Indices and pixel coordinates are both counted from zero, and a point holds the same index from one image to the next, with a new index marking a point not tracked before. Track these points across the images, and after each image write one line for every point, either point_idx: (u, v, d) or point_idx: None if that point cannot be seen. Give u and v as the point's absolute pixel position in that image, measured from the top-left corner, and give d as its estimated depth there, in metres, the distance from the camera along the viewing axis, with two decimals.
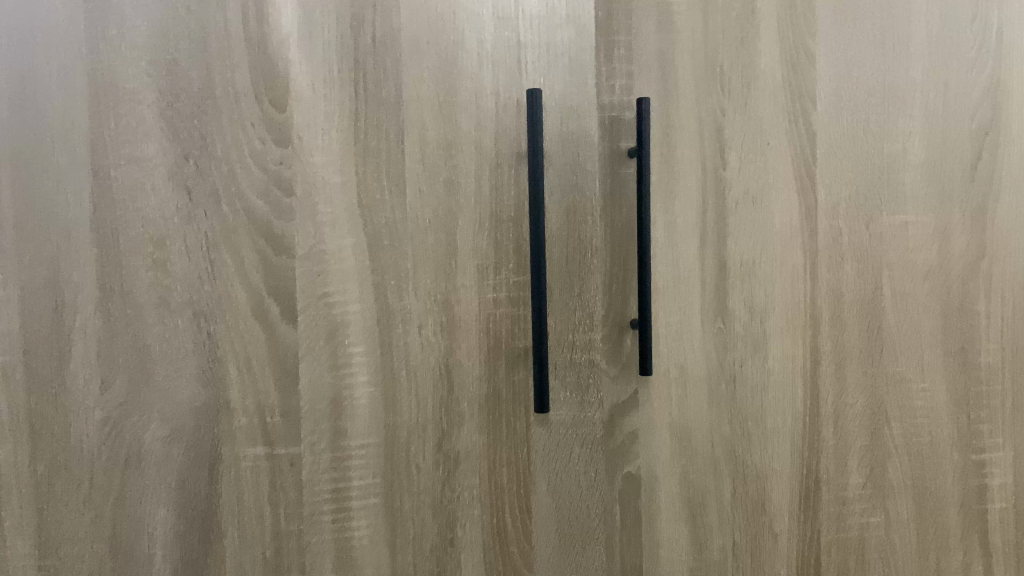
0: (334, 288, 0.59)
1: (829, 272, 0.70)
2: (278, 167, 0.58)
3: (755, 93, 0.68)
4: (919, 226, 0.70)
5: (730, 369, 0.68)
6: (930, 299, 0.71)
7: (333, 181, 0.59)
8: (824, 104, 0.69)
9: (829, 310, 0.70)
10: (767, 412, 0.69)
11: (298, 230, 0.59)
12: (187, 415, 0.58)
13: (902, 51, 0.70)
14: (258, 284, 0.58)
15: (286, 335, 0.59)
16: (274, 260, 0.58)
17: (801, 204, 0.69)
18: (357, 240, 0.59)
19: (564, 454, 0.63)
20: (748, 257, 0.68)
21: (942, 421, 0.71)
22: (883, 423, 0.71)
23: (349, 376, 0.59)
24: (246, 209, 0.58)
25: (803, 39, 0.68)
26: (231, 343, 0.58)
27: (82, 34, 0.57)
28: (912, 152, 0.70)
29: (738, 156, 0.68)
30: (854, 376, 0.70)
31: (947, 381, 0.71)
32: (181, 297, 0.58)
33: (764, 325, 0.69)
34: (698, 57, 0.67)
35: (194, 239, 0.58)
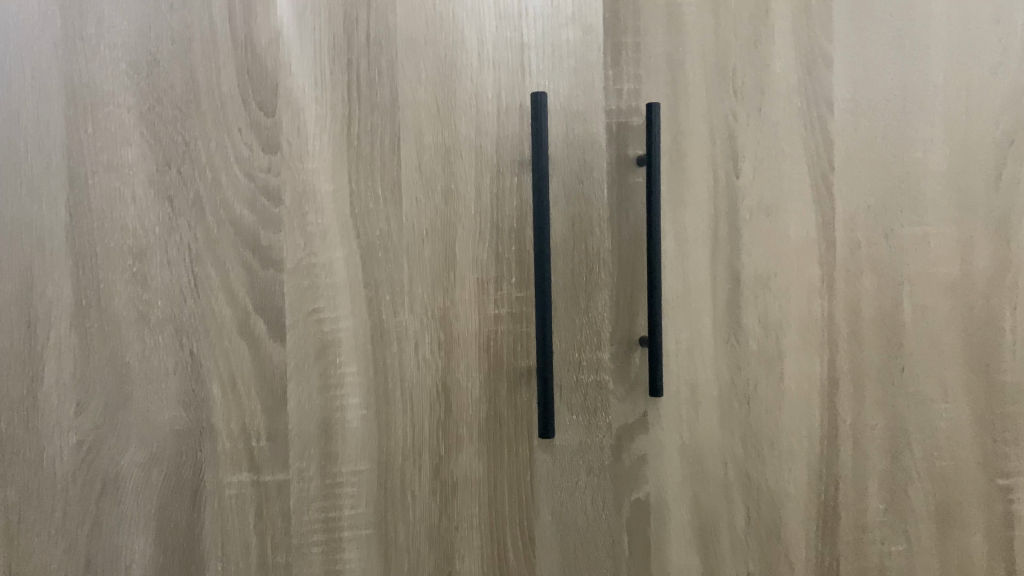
0: (325, 304, 0.56)
1: (847, 286, 0.66)
2: (266, 175, 0.55)
3: (769, 98, 0.64)
4: (941, 238, 0.67)
5: (744, 388, 0.64)
6: (953, 315, 0.67)
7: (325, 189, 0.56)
8: (841, 110, 0.65)
9: (847, 326, 0.66)
10: (782, 434, 0.65)
11: (287, 241, 0.55)
12: (167, 439, 0.55)
13: (922, 54, 0.66)
14: (244, 299, 0.55)
15: (273, 353, 0.55)
16: (261, 274, 0.55)
17: (817, 215, 0.66)
18: (349, 252, 0.56)
19: (569, 480, 0.60)
20: (762, 270, 0.65)
21: (965, 443, 0.68)
22: (904, 445, 0.67)
23: (341, 397, 0.56)
24: (231, 219, 0.55)
25: (819, 41, 0.65)
26: (215, 361, 0.55)
27: (58, 33, 0.53)
28: (933, 160, 0.67)
29: (751, 164, 0.64)
30: (874, 395, 0.67)
31: (971, 401, 0.68)
32: (162, 313, 0.54)
33: (779, 342, 0.65)
34: (709, 60, 0.63)
35: (176, 252, 0.54)
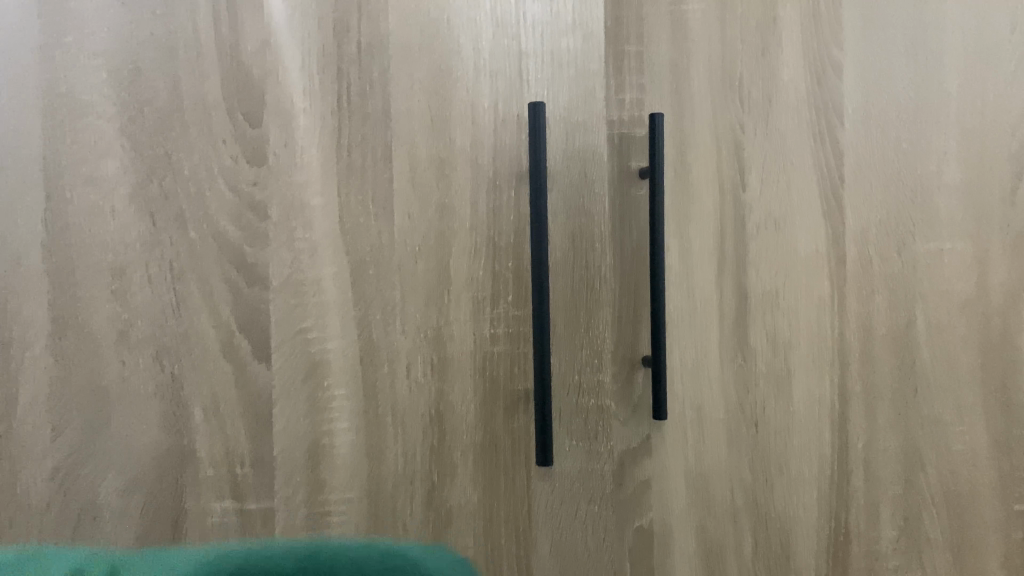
0: (313, 323, 0.53)
1: (858, 303, 0.64)
2: (253, 188, 0.53)
3: (777, 108, 0.62)
4: (955, 253, 0.64)
5: (752, 410, 0.62)
6: (968, 333, 0.65)
7: (314, 203, 0.53)
8: (852, 121, 0.63)
9: (859, 345, 0.64)
10: (791, 457, 0.63)
11: (274, 258, 0.53)
12: (148, 464, 0.52)
13: (935, 63, 0.64)
14: (230, 318, 0.52)
15: (258, 375, 0.53)
16: (247, 292, 0.53)
17: (827, 229, 0.63)
18: (339, 268, 0.53)
19: (569, 510, 0.57)
20: (770, 286, 0.62)
21: (982, 466, 0.65)
22: (917, 469, 0.65)
23: (329, 422, 0.53)
24: (215, 235, 0.52)
25: (829, 50, 0.63)
26: (198, 384, 0.52)
27: (37, 40, 0.51)
28: (947, 172, 0.64)
29: (759, 176, 0.62)
30: (886, 417, 0.64)
31: (987, 422, 0.65)
32: (143, 332, 0.52)
33: (788, 362, 0.63)
34: (715, 69, 0.61)
35: (158, 269, 0.52)
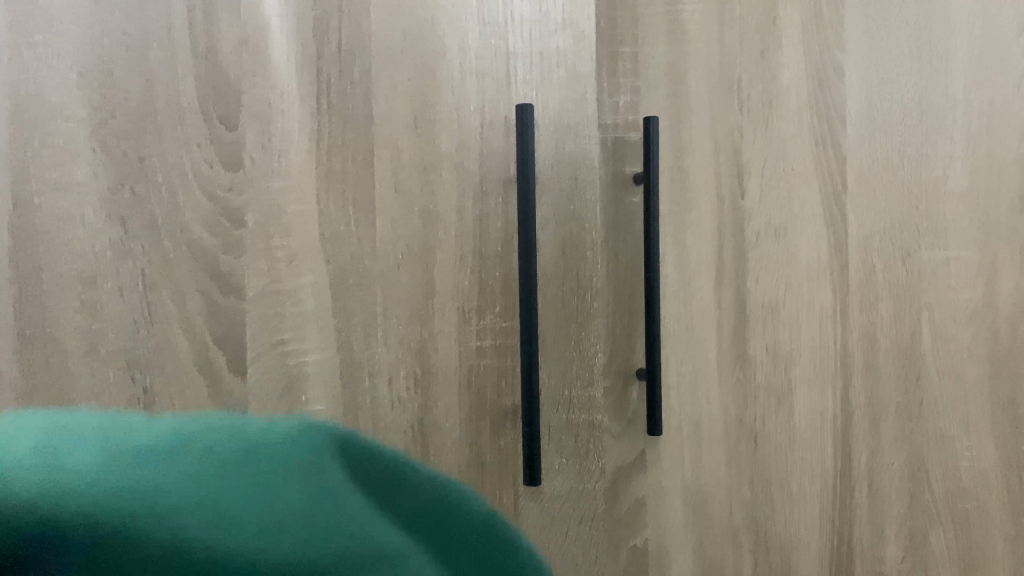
0: (292, 335, 0.51)
1: (862, 314, 0.61)
2: (229, 194, 0.50)
3: (777, 112, 0.60)
4: (962, 262, 0.62)
5: (751, 425, 0.60)
6: (976, 345, 0.62)
7: (293, 209, 0.51)
8: (855, 125, 0.61)
9: (862, 357, 0.61)
10: (793, 474, 0.60)
11: (251, 267, 0.51)
12: None
13: (941, 65, 0.62)
14: (204, 329, 0.50)
15: (234, 389, 0.50)
16: (223, 302, 0.50)
17: (829, 237, 0.61)
18: (319, 278, 0.51)
19: (560, 531, 0.55)
20: (770, 296, 0.60)
21: (990, 483, 0.63)
22: (923, 486, 0.62)
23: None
24: (189, 243, 0.50)
25: (830, 51, 0.60)
26: (171, 399, 0.50)
27: (4, 41, 0.49)
28: (953, 179, 0.62)
29: (758, 182, 0.60)
30: (890, 432, 0.62)
31: (996, 437, 0.63)
32: (113, 345, 0.50)
33: (789, 375, 0.60)
34: (712, 71, 0.59)
35: (129, 279, 0.50)
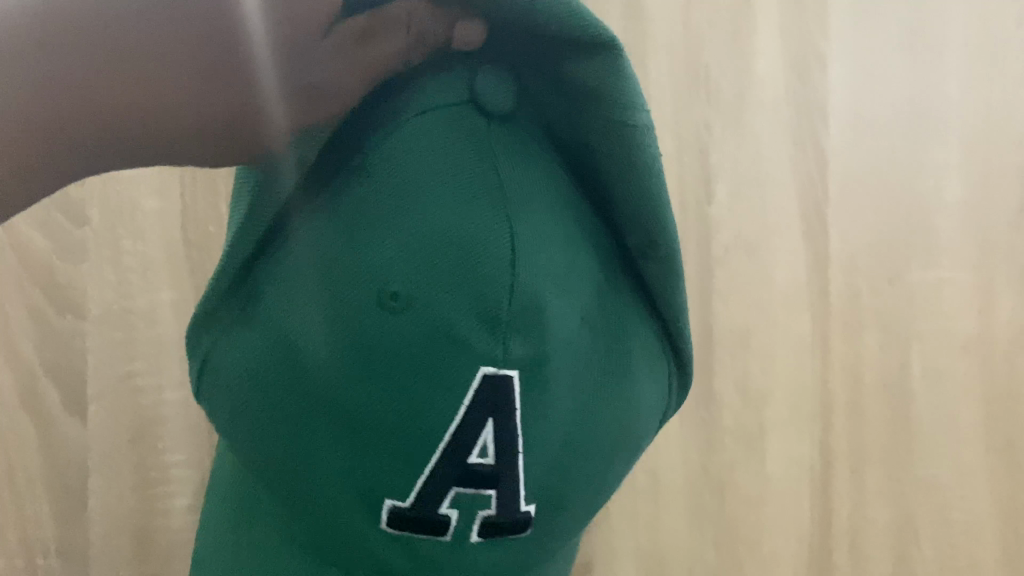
0: (145, 367, 0.45)
1: (845, 344, 0.53)
2: (72, 190, 0.44)
3: (751, 106, 0.52)
4: (955, 286, 0.54)
5: (717, 476, 0.52)
6: (970, 379, 0.54)
7: (152, 218, 0.45)
8: (841, 127, 0.53)
9: (845, 396, 0.53)
10: (764, 533, 0.53)
11: (93, 278, 0.45)
12: (43, 492, 0.45)
13: (935, 61, 0.53)
14: (68, 365, 0.45)
15: (168, 396, 0.46)
16: (58, 325, 0.45)
17: (809, 253, 0.53)
18: (178, 295, 0.45)
19: None
20: (740, 321, 0.52)
21: (985, 539, 0.55)
22: (911, 543, 0.54)
23: (165, 491, 0.46)
24: (131, 231, 0.45)
25: (813, 38, 0.52)
26: (102, 408, 0.45)
27: None
28: (947, 190, 0.54)
29: (728, 190, 0.52)
30: (874, 480, 0.54)
31: (990, 484, 0.55)
32: (35, 343, 0.45)
33: (761, 417, 0.53)
34: (677, 56, 0.51)
35: (65, 257, 0.45)
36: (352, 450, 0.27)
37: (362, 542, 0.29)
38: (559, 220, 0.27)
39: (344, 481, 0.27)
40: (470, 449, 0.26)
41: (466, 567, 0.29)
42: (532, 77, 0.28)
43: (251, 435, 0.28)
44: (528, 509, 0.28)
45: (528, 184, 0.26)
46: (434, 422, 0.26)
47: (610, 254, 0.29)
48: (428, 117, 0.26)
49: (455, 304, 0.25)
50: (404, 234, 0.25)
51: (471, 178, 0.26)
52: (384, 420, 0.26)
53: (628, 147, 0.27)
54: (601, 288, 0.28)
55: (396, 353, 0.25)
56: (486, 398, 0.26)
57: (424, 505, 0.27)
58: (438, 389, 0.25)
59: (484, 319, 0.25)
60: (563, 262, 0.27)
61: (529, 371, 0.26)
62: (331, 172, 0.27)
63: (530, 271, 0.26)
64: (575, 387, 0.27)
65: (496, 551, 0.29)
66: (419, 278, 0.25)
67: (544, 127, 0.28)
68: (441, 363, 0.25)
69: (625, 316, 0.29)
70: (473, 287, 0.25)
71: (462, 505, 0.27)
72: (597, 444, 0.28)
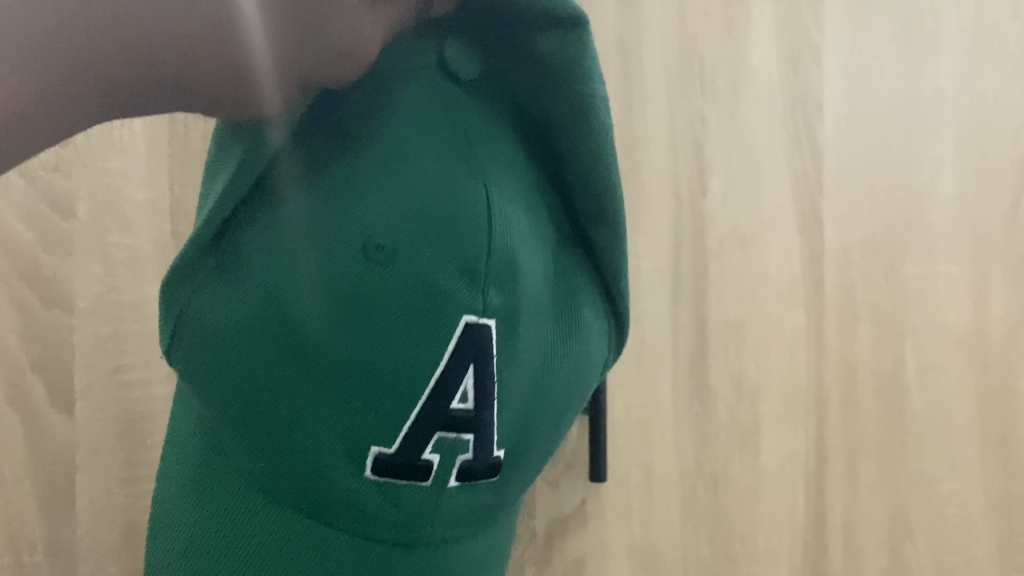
0: (133, 362, 0.45)
1: (839, 338, 0.53)
2: (60, 182, 0.44)
3: (745, 98, 0.51)
4: (949, 280, 0.54)
5: (711, 470, 0.52)
6: (964, 374, 0.54)
7: (140, 211, 0.45)
8: (835, 119, 0.52)
9: (839, 390, 0.53)
10: (758, 528, 0.53)
11: (81, 271, 0.44)
12: (30, 487, 0.44)
13: (929, 53, 0.53)
14: (55, 360, 0.44)
15: (156, 391, 0.45)
16: (45, 319, 0.44)
17: (803, 247, 0.52)
18: None
19: None
20: (734, 316, 0.52)
21: (979, 534, 0.55)
22: (906, 538, 0.54)
23: (153, 489, 0.46)
24: (120, 224, 0.44)
25: (807, 30, 0.52)
26: (91, 402, 0.45)
27: None
28: (941, 184, 0.53)
29: (722, 183, 0.51)
30: (868, 475, 0.54)
31: (985, 479, 0.55)
32: (21, 336, 0.44)
33: (755, 412, 0.53)
34: (671, 48, 0.51)
35: (53, 249, 0.44)
36: (339, 404, 0.27)
37: (335, 507, 0.29)
38: (517, 180, 0.30)
39: (328, 440, 0.27)
40: (453, 396, 0.28)
41: (440, 517, 0.30)
42: (498, 51, 0.31)
43: (223, 397, 0.28)
44: (498, 454, 0.30)
45: (490, 150, 0.29)
46: (418, 370, 0.27)
47: (558, 217, 0.33)
48: (410, 84, 0.29)
49: (439, 255, 0.27)
50: (395, 190, 0.27)
51: (446, 142, 0.28)
52: (371, 369, 0.27)
53: (585, 117, 0.31)
54: (554, 248, 0.32)
55: (385, 303, 0.26)
56: (470, 346, 0.27)
57: (411, 453, 0.28)
58: (422, 338, 0.27)
59: (465, 271, 0.27)
60: (525, 221, 0.29)
61: (502, 321, 0.28)
62: (313, 132, 0.28)
63: (504, 226, 0.28)
64: (536, 336, 0.30)
65: (469, 496, 0.30)
66: (410, 232, 0.27)
67: (504, 101, 0.31)
68: (426, 313, 0.27)
69: (571, 275, 0.32)
70: (455, 240, 0.27)
71: (445, 451, 0.28)
72: (550, 390, 0.31)
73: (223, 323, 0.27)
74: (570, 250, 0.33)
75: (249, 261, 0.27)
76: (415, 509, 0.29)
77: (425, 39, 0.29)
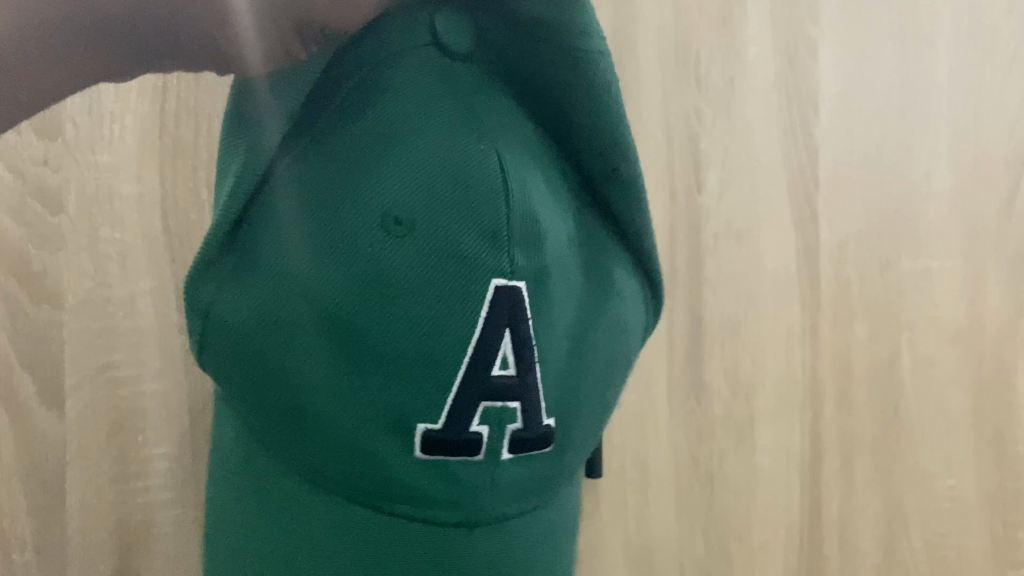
0: (124, 358, 0.44)
1: (835, 334, 0.53)
2: (48, 176, 0.43)
3: (740, 92, 0.51)
4: (944, 275, 0.54)
5: (706, 467, 0.52)
6: (958, 368, 0.54)
7: (131, 206, 0.44)
8: (830, 114, 0.52)
9: (835, 386, 0.53)
10: (754, 523, 0.53)
11: (69, 267, 0.44)
12: (18, 486, 0.44)
13: (924, 47, 0.53)
14: (43, 357, 0.44)
15: (148, 387, 0.45)
16: (33, 315, 0.43)
17: (799, 242, 0.52)
18: (159, 284, 0.45)
19: None
20: (730, 311, 0.52)
21: (973, 529, 0.55)
22: (900, 533, 0.54)
23: (145, 484, 0.45)
24: (110, 219, 0.44)
25: (803, 23, 0.51)
26: (81, 399, 0.44)
27: None
28: (935, 178, 0.53)
29: (718, 177, 0.51)
30: (864, 471, 0.54)
31: (978, 473, 0.55)
32: (8, 332, 0.43)
33: (751, 408, 0.52)
34: (667, 41, 0.50)
35: (41, 244, 0.43)
36: (374, 380, 0.27)
37: (388, 488, 0.29)
38: (529, 146, 0.30)
39: (364, 415, 0.28)
40: (493, 363, 0.27)
41: (500, 490, 0.30)
42: (488, 17, 0.30)
43: (257, 387, 0.28)
44: (548, 423, 0.30)
45: (498, 116, 0.29)
46: (452, 339, 0.27)
47: (573, 180, 0.32)
48: (404, 58, 0.28)
49: (461, 223, 0.27)
50: (404, 165, 0.27)
51: (452, 113, 0.28)
52: (404, 342, 0.27)
53: (584, 75, 0.30)
54: (573, 210, 0.31)
55: (410, 275, 0.26)
56: (504, 309, 0.27)
57: (456, 427, 0.28)
58: (452, 306, 0.27)
59: (487, 235, 0.27)
60: (541, 184, 0.29)
61: (529, 284, 0.28)
62: (314, 118, 0.28)
63: (520, 188, 0.28)
64: (564, 299, 0.29)
65: (525, 466, 0.30)
66: (425, 203, 0.27)
67: (503, 67, 0.30)
68: (453, 279, 0.27)
69: (596, 234, 0.32)
70: (473, 208, 0.27)
71: (493, 421, 0.28)
72: (587, 350, 0.31)
73: (251, 314, 0.27)
74: (589, 212, 0.32)
75: (268, 255, 0.27)
76: (470, 484, 0.29)
77: (412, 11, 0.28)
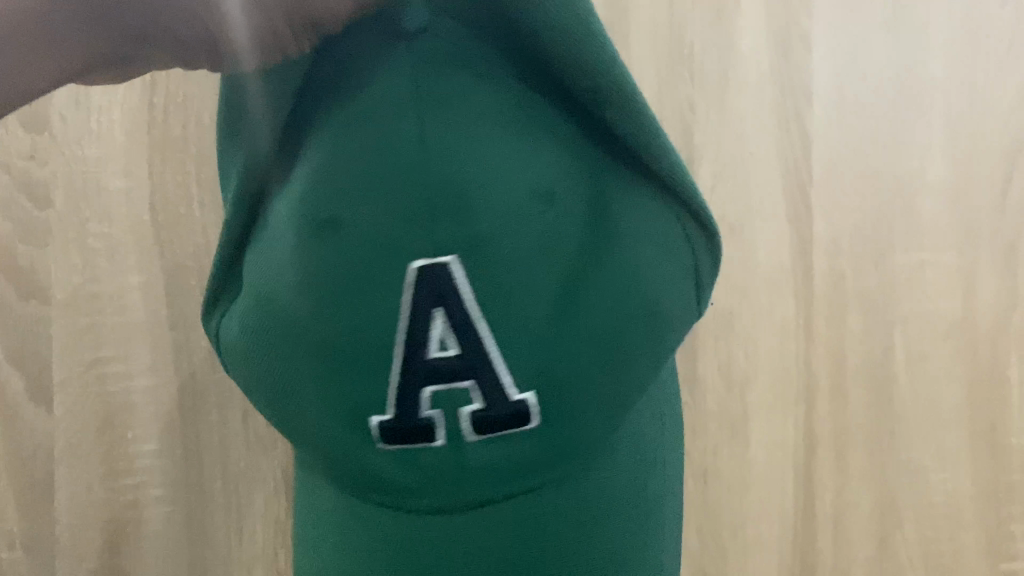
0: (113, 353, 0.44)
1: (829, 328, 0.53)
2: (35, 170, 0.43)
3: (733, 85, 0.51)
4: (938, 268, 0.53)
5: (700, 459, 0.52)
6: (953, 362, 0.54)
7: (119, 199, 0.44)
8: (823, 106, 0.52)
9: (829, 381, 0.53)
10: (747, 517, 0.53)
11: (58, 261, 0.44)
12: (10, 480, 0.44)
13: (919, 39, 0.52)
14: (33, 352, 0.44)
15: (137, 382, 0.44)
16: (22, 311, 0.43)
17: (793, 235, 0.52)
18: (147, 278, 0.44)
19: None
20: (723, 304, 0.52)
21: (966, 522, 0.55)
22: (894, 527, 0.54)
23: (135, 481, 0.45)
24: (98, 213, 0.44)
25: (796, 15, 0.51)
26: (69, 394, 0.44)
27: None
28: (930, 170, 0.53)
29: (711, 170, 0.51)
30: (858, 465, 0.54)
31: (973, 467, 0.55)
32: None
33: (744, 401, 0.52)
34: (660, 35, 0.50)
35: (29, 238, 0.43)
36: (334, 368, 0.30)
37: (371, 465, 0.32)
38: (498, 109, 0.29)
39: (328, 402, 0.31)
40: (430, 346, 0.30)
41: (471, 467, 0.32)
42: None
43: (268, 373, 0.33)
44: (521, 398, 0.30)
45: (461, 86, 0.29)
46: (395, 324, 0.29)
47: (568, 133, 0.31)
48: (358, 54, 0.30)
49: (396, 210, 0.28)
50: (342, 164, 0.29)
51: (405, 92, 0.29)
52: (353, 332, 0.29)
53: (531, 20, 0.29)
54: (566, 166, 0.30)
55: (350, 270, 0.29)
56: (430, 290, 0.29)
57: (408, 416, 0.30)
58: (396, 291, 0.29)
59: (425, 218, 0.28)
60: (505, 148, 0.29)
61: (473, 259, 0.29)
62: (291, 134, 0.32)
63: (458, 164, 0.28)
64: (536, 265, 0.29)
65: (495, 446, 0.32)
66: (360, 197, 0.29)
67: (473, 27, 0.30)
68: (390, 267, 0.29)
69: (599, 193, 0.31)
70: (411, 193, 0.28)
71: (444, 405, 0.30)
72: (572, 324, 0.30)
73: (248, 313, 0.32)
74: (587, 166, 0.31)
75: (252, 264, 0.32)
76: (437, 468, 0.32)
77: None
